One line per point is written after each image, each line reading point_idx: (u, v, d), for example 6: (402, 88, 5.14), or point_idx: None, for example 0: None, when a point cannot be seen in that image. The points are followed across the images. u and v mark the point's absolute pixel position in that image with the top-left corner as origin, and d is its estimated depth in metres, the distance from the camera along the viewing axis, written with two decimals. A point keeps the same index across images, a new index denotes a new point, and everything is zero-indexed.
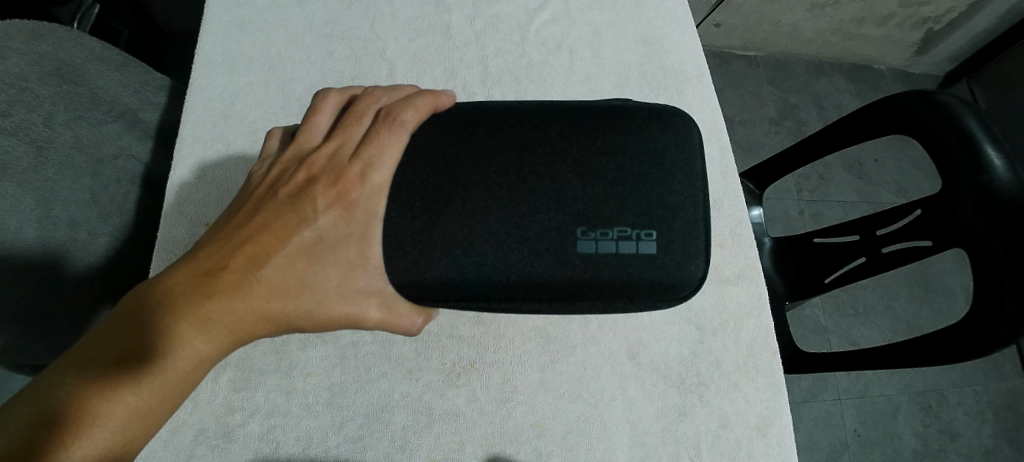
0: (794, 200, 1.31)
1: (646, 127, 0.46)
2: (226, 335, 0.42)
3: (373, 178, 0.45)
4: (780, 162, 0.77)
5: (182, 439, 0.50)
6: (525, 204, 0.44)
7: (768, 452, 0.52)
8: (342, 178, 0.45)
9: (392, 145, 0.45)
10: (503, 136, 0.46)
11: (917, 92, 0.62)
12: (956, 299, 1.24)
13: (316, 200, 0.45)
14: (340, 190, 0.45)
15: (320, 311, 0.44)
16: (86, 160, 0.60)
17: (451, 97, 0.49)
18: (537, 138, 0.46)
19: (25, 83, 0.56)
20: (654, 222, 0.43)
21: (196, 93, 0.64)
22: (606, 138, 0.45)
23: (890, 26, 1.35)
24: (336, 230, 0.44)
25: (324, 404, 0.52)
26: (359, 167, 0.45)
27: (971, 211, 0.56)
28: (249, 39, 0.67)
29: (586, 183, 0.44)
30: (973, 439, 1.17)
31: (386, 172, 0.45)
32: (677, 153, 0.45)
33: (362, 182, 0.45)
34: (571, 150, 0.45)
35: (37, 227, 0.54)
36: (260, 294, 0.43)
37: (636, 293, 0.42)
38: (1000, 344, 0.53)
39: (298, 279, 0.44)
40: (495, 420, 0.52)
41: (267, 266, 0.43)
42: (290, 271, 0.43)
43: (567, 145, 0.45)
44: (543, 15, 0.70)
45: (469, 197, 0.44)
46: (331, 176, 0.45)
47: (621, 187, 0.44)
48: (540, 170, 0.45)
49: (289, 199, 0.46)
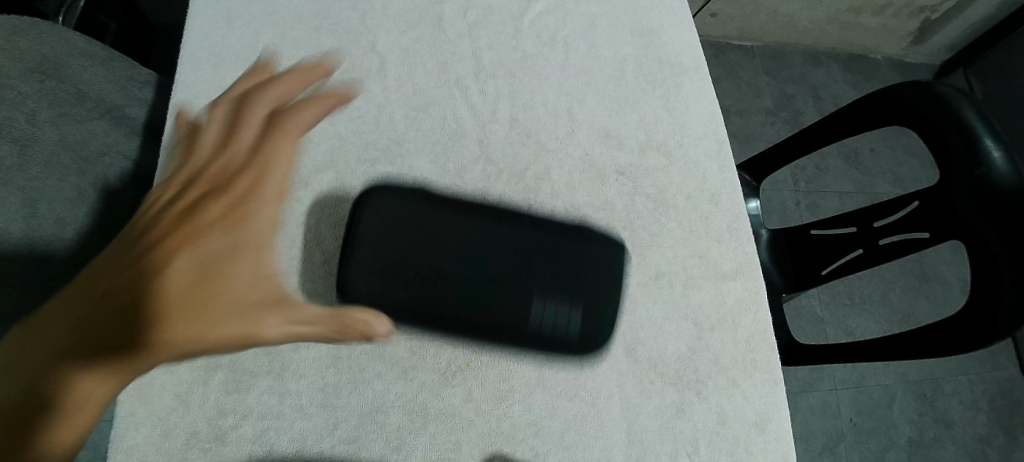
0: (790, 192, 1.30)
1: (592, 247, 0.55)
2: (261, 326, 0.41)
3: (264, 187, 0.43)
4: (778, 153, 0.76)
5: (174, 442, 0.48)
6: (478, 273, 0.49)
7: (766, 449, 0.52)
8: (232, 186, 0.42)
9: (284, 153, 0.44)
10: (467, 223, 0.52)
11: (916, 83, 0.61)
12: (952, 290, 1.25)
13: (211, 210, 0.41)
14: (237, 199, 0.42)
15: (222, 328, 0.39)
16: (72, 158, 0.58)
17: (347, 94, 0.48)
18: (502, 223, 0.53)
19: (6, 79, 0.56)
20: (588, 297, 0.51)
21: (181, 88, 0.60)
22: (560, 227, 0.56)
23: (887, 15, 1.35)
24: (231, 237, 0.40)
25: (318, 405, 0.50)
26: (250, 178, 0.42)
27: (968, 204, 0.56)
28: (235, 34, 0.64)
29: (534, 262, 0.50)
30: (968, 427, 1.18)
31: (280, 177, 0.43)
32: (611, 254, 0.55)
33: (253, 190, 0.42)
34: (526, 233, 0.52)
35: (23, 226, 0.53)
36: (146, 313, 0.37)
37: (556, 352, 0.52)
38: (994, 338, 0.53)
39: (197, 294, 0.39)
40: (491, 420, 0.51)
41: (160, 277, 0.38)
42: (185, 287, 0.39)
43: (528, 227, 0.53)
44: (537, 5, 0.68)
45: (424, 265, 0.49)
46: (220, 188, 0.42)
47: (564, 280, 0.50)
48: (498, 252, 0.50)
49: (178, 215, 0.41)
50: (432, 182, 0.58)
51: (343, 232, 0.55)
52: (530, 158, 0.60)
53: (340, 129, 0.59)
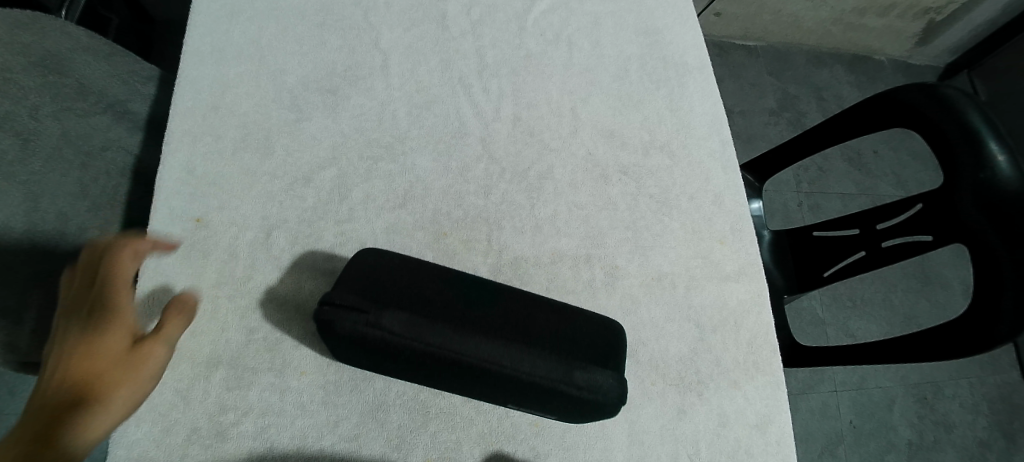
0: (792, 192, 1.30)
1: (592, 373, 0.42)
2: (150, 359, 0.41)
3: (81, 271, 0.43)
4: (781, 154, 0.76)
5: (174, 438, 0.47)
6: (454, 382, 0.45)
7: (767, 451, 0.52)
8: (69, 289, 0.42)
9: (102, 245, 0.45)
10: (438, 349, 0.41)
11: (920, 86, 0.61)
12: (954, 293, 1.25)
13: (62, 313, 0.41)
14: (73, 292, 0.42)
15: (87, 380, 0.38)
16: (75, 152, 0.59)
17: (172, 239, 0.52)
18: (479, 350, 0.41)
19: (10, 74, 0.56)
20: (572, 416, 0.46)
21: (185, 83, 0.59)
22: (557, 332, 0.45)
23: (891, 17, 1.35)
24: (76, 309, 0.41)
25: (319, 403, 0.50)
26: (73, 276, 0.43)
27: (972, 208, 0.56)
28: (238, 29, 0.63)
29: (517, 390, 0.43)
30: (968, 430, 1.18)
31: (91, 254, 0.43)
32: (614, 375, 0.43)
33: (73, 280, 0.42)
34: (508, 363, 0.41)
35: (24, 220, 0.53)
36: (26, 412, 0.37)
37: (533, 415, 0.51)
38: (998, 341, 0.53)
39: (59, 371, 0.38)
40: (492, 419, 0.51)
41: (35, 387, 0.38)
42: (52, 376, 0.38)
43: (511, 348, 0.42)
44: (541, 4, 0.68)
45: (402, 369, 0.46)
46: (65, 295, 0.42)
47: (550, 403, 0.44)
48: (479, 375, 0.42)
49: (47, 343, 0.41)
50: (435, 180, 0.58)
51: (347, 229, 0.55)
52: (533, 158, 0.60)
53: (343, 127, 0.59)
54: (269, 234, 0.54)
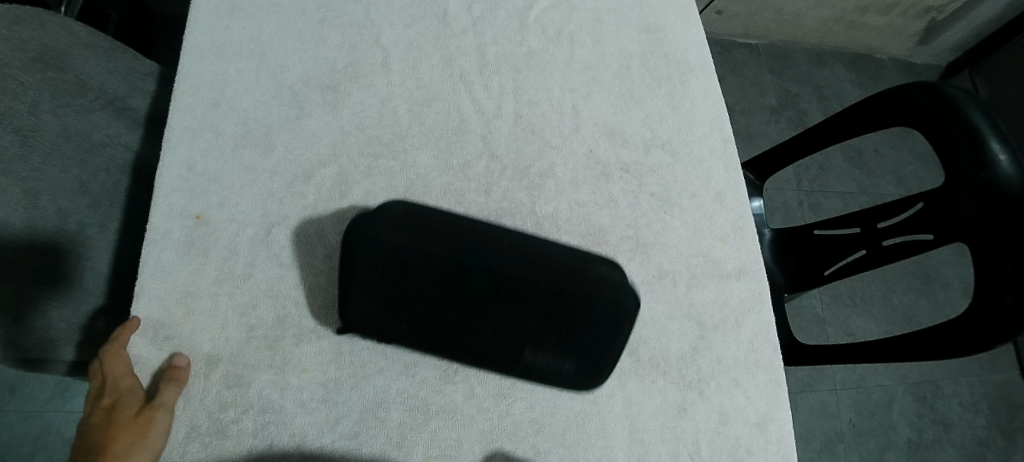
0: (793, 191, 1.30)
1: (598, 268, 0.50)
2: (155, 423, 0.46)
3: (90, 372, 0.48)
4: (782, 152, 0.76)
5: (174, 435, 0.47)
6: (477, 307, 0.48)
7: (767, 449, 0.52)
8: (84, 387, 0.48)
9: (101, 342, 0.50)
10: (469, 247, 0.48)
11: (922, 84, 0.60)
12: (954, 292, 1.25)
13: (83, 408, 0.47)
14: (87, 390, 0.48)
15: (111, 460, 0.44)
16: (74, 149, 0.58)
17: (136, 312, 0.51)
18: (504, 251, 0.49)
19: (8, 69, 0.54)
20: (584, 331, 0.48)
21: (185, 80, 0.59)
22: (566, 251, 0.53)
23: (893, 15, 1.34)
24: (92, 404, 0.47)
25: (319, 400, 0.50)
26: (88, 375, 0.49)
27: (974, 208, 0.56)
28: (238, 25, 0.63)
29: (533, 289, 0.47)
30: (967, 429, 1.18)
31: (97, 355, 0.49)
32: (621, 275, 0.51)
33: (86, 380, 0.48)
34: (529, 261, 0.48)
35: (24, 217, 0.52)
36: None
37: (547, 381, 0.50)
38: (999, 341, 0.53)
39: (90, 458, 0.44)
40: (493, 416, 0.51)
41: None
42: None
43: (529, 253, 0.49)
44: (543, 1, 0.68)
45: (420, 291, 0.48)
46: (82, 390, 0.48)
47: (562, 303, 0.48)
48: (504, 277, 0.48)
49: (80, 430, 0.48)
50: (436, 177, 0.57)
51: (348, 226, 0.55)
52: (533, 155, 0.60)
53: (343, 124, 0.59)
54: (269, 231, 0.54)
